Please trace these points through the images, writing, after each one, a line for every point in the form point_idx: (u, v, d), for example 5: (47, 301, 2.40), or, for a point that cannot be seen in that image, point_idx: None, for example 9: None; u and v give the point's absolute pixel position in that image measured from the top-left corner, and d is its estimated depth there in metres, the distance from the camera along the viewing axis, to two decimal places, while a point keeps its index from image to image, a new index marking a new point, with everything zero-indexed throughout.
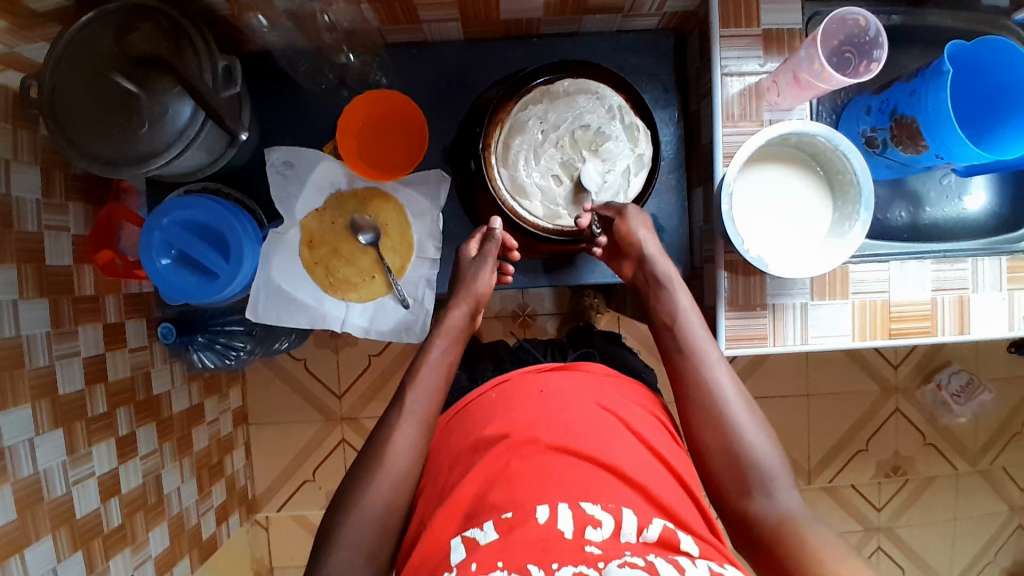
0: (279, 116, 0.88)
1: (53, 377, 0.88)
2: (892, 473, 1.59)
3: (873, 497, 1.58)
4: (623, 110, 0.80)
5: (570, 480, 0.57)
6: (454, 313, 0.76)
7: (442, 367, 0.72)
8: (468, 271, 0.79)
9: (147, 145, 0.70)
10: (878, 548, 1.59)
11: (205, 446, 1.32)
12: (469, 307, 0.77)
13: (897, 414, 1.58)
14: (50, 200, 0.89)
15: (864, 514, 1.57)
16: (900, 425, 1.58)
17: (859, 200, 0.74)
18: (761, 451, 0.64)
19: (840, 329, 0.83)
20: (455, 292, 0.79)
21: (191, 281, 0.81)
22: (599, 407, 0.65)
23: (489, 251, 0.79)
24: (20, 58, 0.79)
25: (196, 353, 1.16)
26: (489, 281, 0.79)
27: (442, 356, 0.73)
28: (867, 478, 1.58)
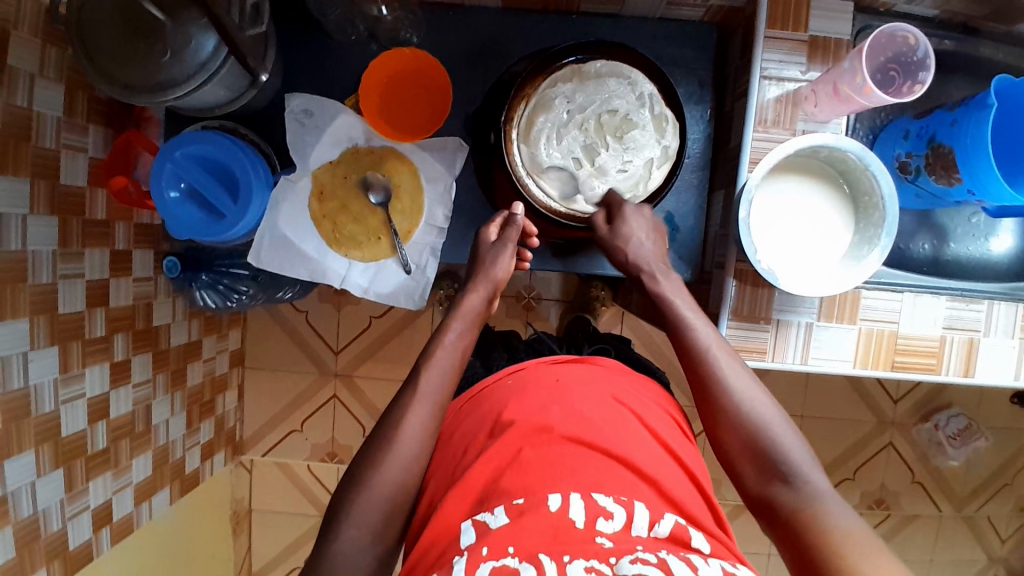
0: (304, 62, 0.87)
1: (54, 295, 0.89)
2: (874, 505, 1.57)
3: None
4: (654, 99, 0.78)
5: (583, 470, 0.56)
6: (471, 296, 0.77)
7: (456, 350, 0.72)
8: (488, 257, 0.79)
9: (166, 74, 0.69)
10: None
11: (199, 382, 1.33)
12: (486, 292, 0.77)
13: (889, 448, 1.56)
14: (72, 119, 0.89)
15: None
16: (891, 459, 1.56)
17: (882, 225, 0.71)
18: (783, 439, 0.63)
19: (841, 354, 0.81)
20: (474, 274, 0.79)
21: (196, 215, 0.81)
22: (614, 401, 0.65)
23: (510, 237, 0.79)
24: None
25: (199, 291, 1.15)
26: (506, 268, 0.79)
27: (457, 341, 0.73)
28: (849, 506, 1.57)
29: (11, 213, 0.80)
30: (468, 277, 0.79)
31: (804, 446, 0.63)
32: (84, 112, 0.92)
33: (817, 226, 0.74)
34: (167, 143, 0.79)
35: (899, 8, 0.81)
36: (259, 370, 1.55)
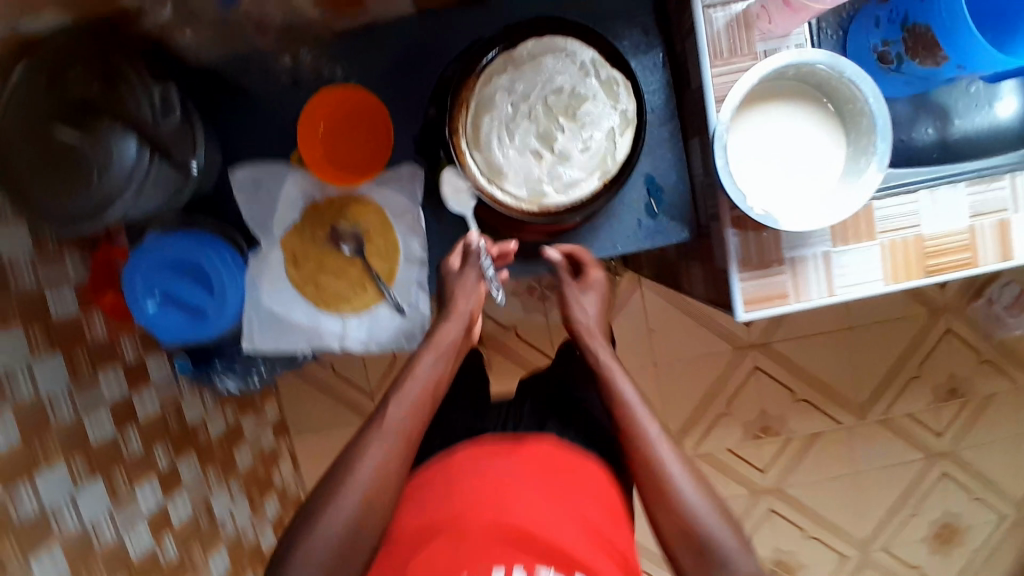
0: (239, 132, 0.83)
1: (82, 428, 0.87)
2: (949, 396, 1.50)
3: (931, 422, 1.50)
4: (597, 65, 0.72)
5: (472, 563, 0.62)
6: (448, 326, 0.76)
7: (429, 386, 0.72)
8: (456, 288, 0.77)
9: (97, 194, 0.65)
10: (943, 474, 1.53)
11: (251, 463, 1.33)
12: (464, 322, 0.77)
13: (949, 335, 1.49)
14: (44, 252, 0.85)
15: (922, 441, 1.50)
16: (954, 346, 1.49)
17: (873, 130, 0.65)
18: (711, 518, 0.65)
19: (869, 275, 0.75)
20: (445, 303, 0.77)
21: (180, 320, 0.80)
22: (531, 484, 0.68)
23: (477, 263, 0.77)
24: None
25: (219, 379, 1.11)
26: (477, 293, 0.78)
27: (430, 372, 0.73)
28: (922, 405, 1.50)
29: (14, 366, 0.78)
30: (440, 309, 0.78)
31: (733, 531, 0.65)
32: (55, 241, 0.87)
33: (804, 174, 0.68)
34: (129, 258, 0.78)
35: None
36: (303, 433, 1.55)
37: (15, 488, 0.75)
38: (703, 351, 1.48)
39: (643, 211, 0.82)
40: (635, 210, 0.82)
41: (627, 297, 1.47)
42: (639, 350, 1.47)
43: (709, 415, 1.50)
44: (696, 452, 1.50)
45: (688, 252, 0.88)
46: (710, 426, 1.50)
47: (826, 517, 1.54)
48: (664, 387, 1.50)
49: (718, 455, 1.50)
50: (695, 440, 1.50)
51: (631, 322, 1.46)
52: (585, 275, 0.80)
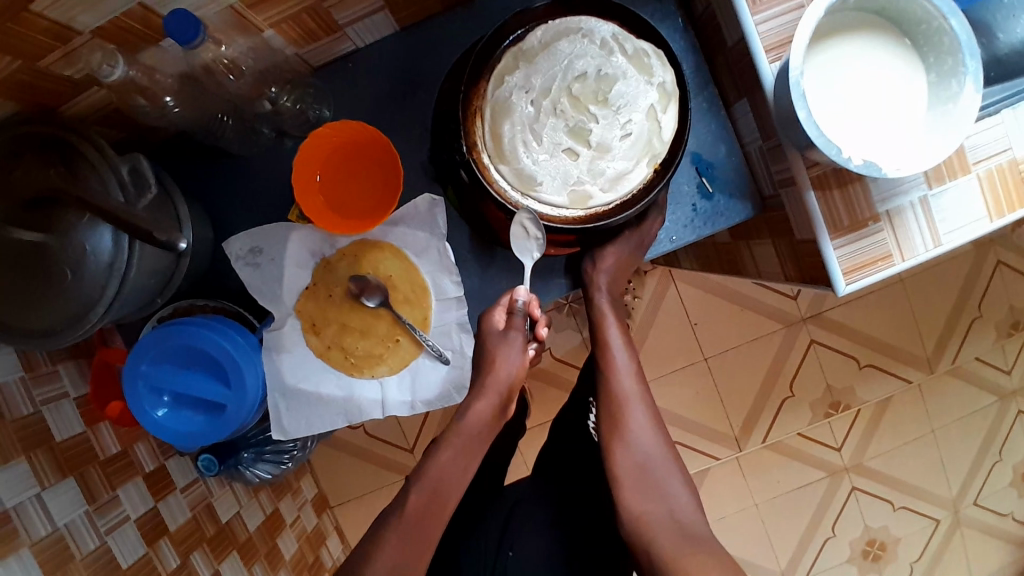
0: (226, 197, 0.73)
1: (109, 555, 0.74)
2: (1014, 331, 1.39)
3: (1000, 361, 1.38)
4: (620, 39, 0.63)
5: None
6: (481, 403, 0.69)
7: (452, 474, 0.69)
8: (494, 355, 0.69)
9: (78, 299, 0.55)
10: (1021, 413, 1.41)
11: (297, 548, 1.15)
12: (498, 397, 0.70)
13: (1001, 267, 1.37)
14: (36, 370, 0.72)
15: (995, 382, 1.38)
16: (1009, 277, 1.37)
17: (958, 48, 0.55)
18: (671, 488, 0.70)
19: (969, 214, 0.64)
20: (481, 373, 0.70)
21: (198, 420, 0.69)
22: None
23: (518, 327, 0.68)
24: None
25: (251, 469, 1.02)
26: (518, 363, 0.69)
27: (451, 458, 0.69)
28: (988, 345, 1.38)
29: (23, 500, 0.66)
30: (476, 375, 0.71)
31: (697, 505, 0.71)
32: (45, 355, 0.75)
33: (886, 115, 0.58)
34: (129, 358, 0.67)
35: None
36: (345, 503, 1.41)
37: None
38: (753, 333, 1.35)
39: (694, 193, 0.72)
40: (685, 196, 0.73)
41: (659, 292, 1.35)
42: (682, 346, 1.35)
43: (775, 397, 1.36)
44: (764, 444, 1.37)
45: (755, 227, 0.77)
46: (777, 411, 1.36)
47: (916, 486, 1.40)
48: (721, 376, 1.35)
49: (789, 441, 1.36)
50: (760, 432, 1.36)
51: (671, 317, 1.34)
52: (602, 255, 0.74)
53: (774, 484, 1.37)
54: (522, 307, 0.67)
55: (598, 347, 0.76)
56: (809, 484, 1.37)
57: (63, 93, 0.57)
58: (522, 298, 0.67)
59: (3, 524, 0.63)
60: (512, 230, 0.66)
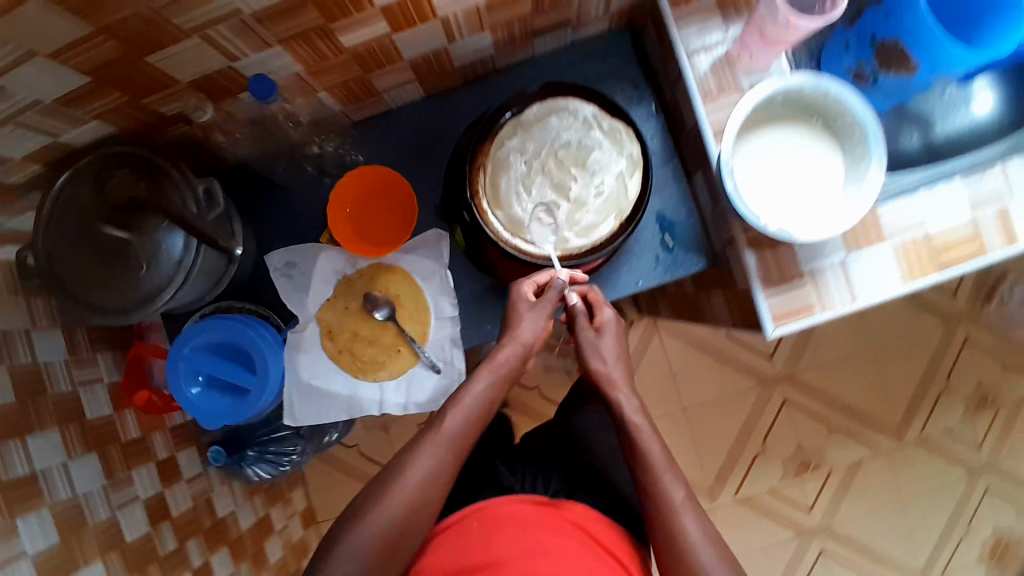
0: (268, 219, 0.88)
1: (117, 527, 0.84)
2: (982, 406, 1.48)
3: (970, 436, 1.48)
4: (599, 117, 0.79)
5: None
6: (505, 352, 0.74)
7: (485, 408, 0.72)
8: (522, 316, 0.75)
9: (151, 285, 0.70)
10: (992, 489, 1.49)
11: (281, 556, 1.25)
12: (519, 350, 0.74)
13: (969, 343, 1.49)
14: (78, 356, 0.87)
15: (965, 457, 1.47)
16: (977, 354, 1.48)
17: (867, 139, 0.70)
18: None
19: (886, 278, 0.77)
20: (505, 332, 0.76)
21: (224, 402, 0.81)
22: None
23: (549, 299, 0.76)
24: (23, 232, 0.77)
25: (251, 468, 1.15)
26: (540, 327, 0.75)
27: (483, 392, 0.73)
28: (958, 417, 1.48)
29: (51, 466, 0.77)
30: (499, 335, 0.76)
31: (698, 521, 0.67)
32: (88, 344, 0.90)
33: (810, 187, 0.73)
34: (175, 343, 0.80)
35: None
36: (335, 520, 1.49)
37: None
38: (730, 388, 1.46)
39: (659, 246, 0.86)
40: (652, 248, 0.86)
41: (644, 341, 1.46)
42: (663, 395, 1.45)
43: (748, 452, 1.45)
44: (736, 497, 1.45)
45: (710, 280, 0.91)
46: (749, 464, 1.45)
47: (881, 552, 1.46)
48: (698, 426, 1.45)
49: (761, 496, 1.45)
50: (733, 485, 1.45)
51: (653, 367, 1.46)
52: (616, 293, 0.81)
53: (744, 538, 1.44)
54: (554, 287, 0.76)
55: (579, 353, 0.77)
56: (778, 541, 1.44)
57: (152, 127, 0.73)
58: (558, 279, 0.76)
59: (31, 483, 0.74)
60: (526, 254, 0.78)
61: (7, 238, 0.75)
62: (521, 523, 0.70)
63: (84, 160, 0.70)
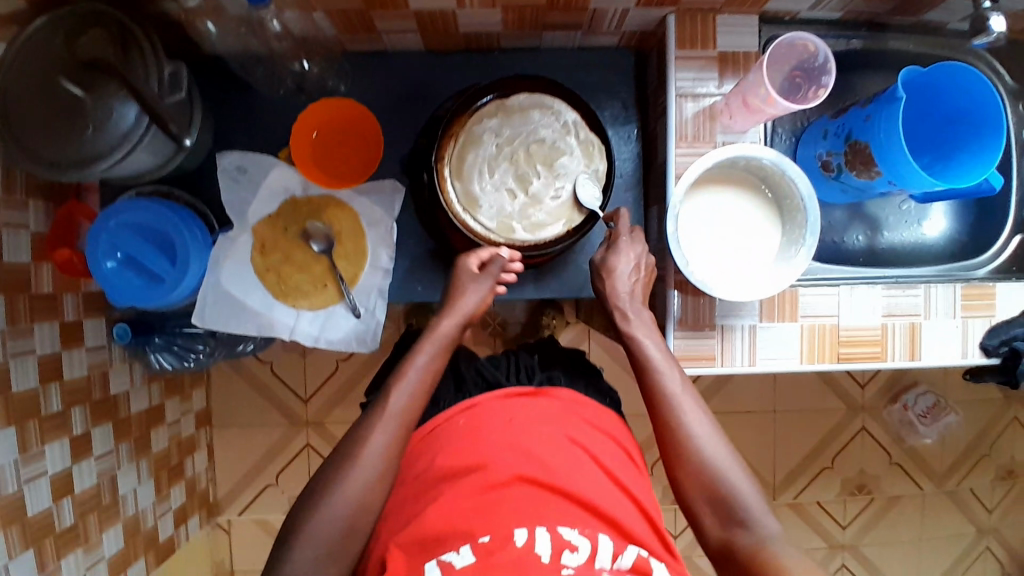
0: (233, 120, 0.87)
1: (6, 373, 0.85)
2: (857, 491, 1.60)
3: (838, 513, 1.60)
4: (578, 126, 0.81)
5: None
6: (445, 323, 0.74)
7: (427, 377, 0.71)
8: (466, 285, 0.77)
9: (90, 149, 0.68)
10: (843, 565, 1.61)
11: (165, 446, 1.27)
12: (460, 322, 0.75)
13: (863, 433, 1.60)
14: (9, 197, 0.87)
15: (829, 531, 1.59)
16: (867, 443, 1.60)
17: (805, 226, 0.74)
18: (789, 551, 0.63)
19: (787, 352, 0.83)
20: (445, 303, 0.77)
21: (137, 283, 0.79)
22: None
23: (492, 273, 0.78)
24: None
25: (154, 354, 1.14)
26: (483, 302, 0.77)
27: (426, 364, 0.71)
28: (833, 495, 1.60)
29: None
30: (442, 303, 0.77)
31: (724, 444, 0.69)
32: (23, 188, 0.89)
33: (744, 252, 0.76)
34: (103, 213, 0.78)
35: (802, 15, 0.84)
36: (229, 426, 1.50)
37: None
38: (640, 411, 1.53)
39: None
40: None
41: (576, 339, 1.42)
42: None
43: None
44: None
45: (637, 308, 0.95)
46: None
47: None
48: None
49: None
50: None
51: None
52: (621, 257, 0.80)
53: None
54: (508, 263, 0.78)
55: (601, 267, 0.80)
56: None
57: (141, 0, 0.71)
58: (512, 258, 0.79)
59: None
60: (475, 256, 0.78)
61: None
62: (509, 413, 0.72)
63: (63, 9, 0.69)
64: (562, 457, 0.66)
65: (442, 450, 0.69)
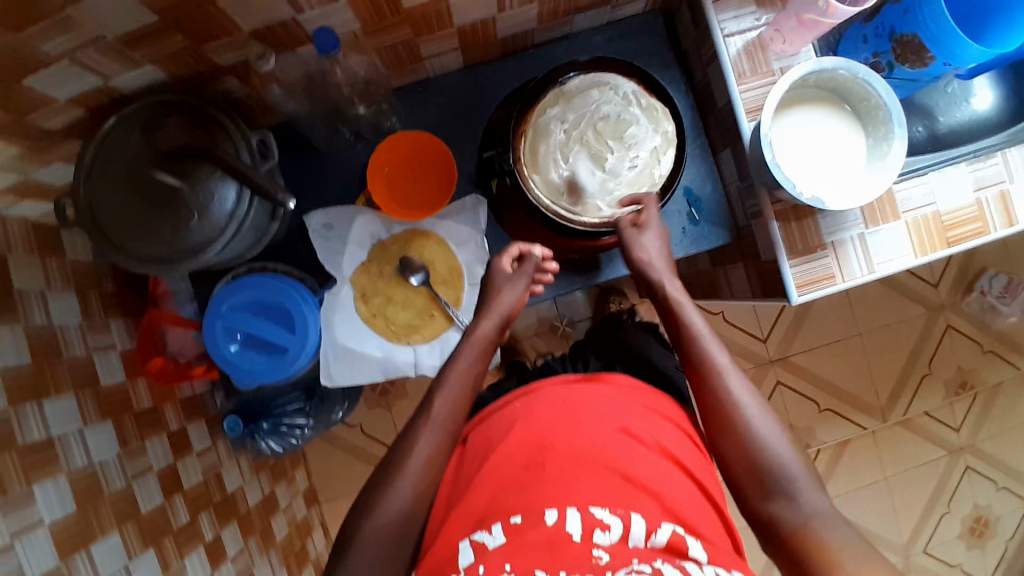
0: (301, 183, 0.90)
1: (132, 496, 0.83)
2: (961, 390, 1.58)
3: (949, 418, 1.57)
4: (638, 94, 0.82)
5: None
6: (483, 324, 0.80)
7: (467, 380, 0.75)
8: (502, 287, 0.81)
9: (200, 235, 0.70)
10: (969, 468, 1.59)
11: (286, 535, 1.23)
12: (498, 322, 0.80)
13: (949, 330, 1.58)
14: (92, 321, 0.86)
15: (945, 438, 1.57)
16: (956, 339, 1.58)
17: (890, 119, 0.75)
18: (805, 492, 0.65)
19: (900, 250, 0.83)
20: (484, 305, 0.82)
21: (261, 360, 0.81)
22: None
23: (527, 271, 0.83)
24: (37, 185, 0.74)
25: (263, 441, 1.13)
26: (520, 300, 0.82)
27: (470, 367, 0.76)
28: (938, 401, 1.57)
29: (68, 431, 0.76)
30: (481, 304, 0.82)
31: (765, 412, 0.70)
32: (101, 309, 0.89)
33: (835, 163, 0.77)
34: (211, 303, 0.80)
35: None
36: (334, 498, 1.49)
37: (73, 558, 0.71)
38: None
39: (685, 219, 0.91)
40: (679, 220, 0.90)
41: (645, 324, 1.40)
42: None
43: None
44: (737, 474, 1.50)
45: (730, 255, 0.96)
46: None
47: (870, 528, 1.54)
48: None
49: None
50: None
51: None
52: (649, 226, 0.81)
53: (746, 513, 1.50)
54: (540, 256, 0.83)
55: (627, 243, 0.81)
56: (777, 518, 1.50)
57: (205, 84, 0.74)
58: (546, 254, 0.84)
59: (48, 449, 0.72)
60: (501, 261, 0.83)
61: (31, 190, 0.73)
62: (562, 396, 0.73)
63: (131, 107, 0.70)
64: (606, 433, 0.67)
65: (513, 421, 0.71)
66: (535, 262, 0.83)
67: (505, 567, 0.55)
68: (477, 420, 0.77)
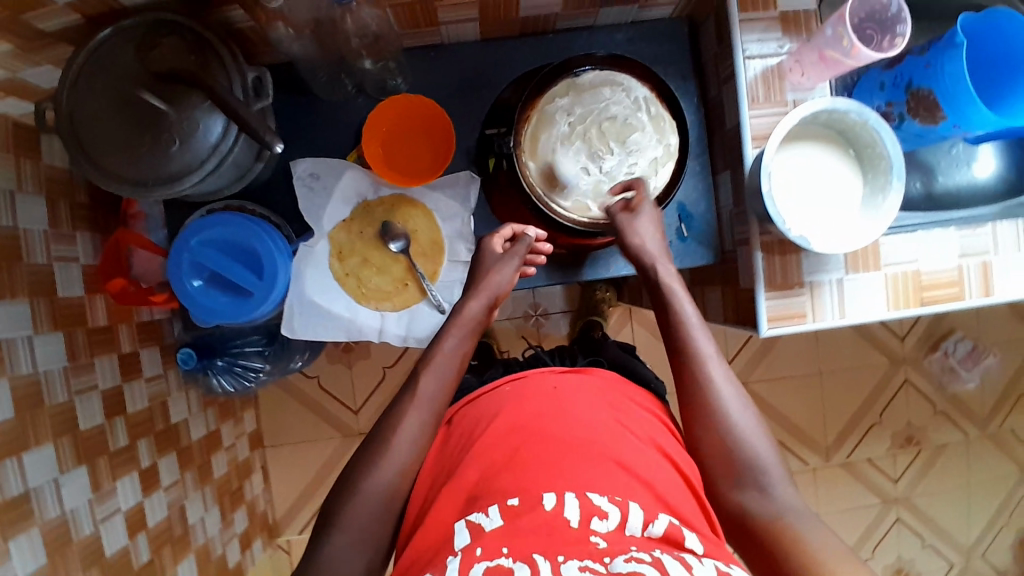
0: (295, 127, 0.87)
1: (72, 411, 0.81)
2: (905, 444, 1.62)
3: (888, 469, 1.61)
4: (649, 101, 0.81)
5: None
6: (472, 303, 0.78)
7: (454, 359, 0.73)
8: (491, 265, 0.80)
9: (180, 164, 0.68)
10: (897, 519, 1.63)
11: (225, 470, 1.24)
12: (487, 300, 0.79)
13: (907, 385, 1.61)
14: (58, 230, 0.83)
15: (880, 486, 1.61)
16: (911, 395, 1.61)
17: (890, 171, 0.75)
18: (778, 486, 0.64)
19: (874, 302, 0.84)
20: (475, 283, 0.80)
21: (223, 300, 0.79)
22: None
23: (517, 251, 0.81)
24: (22, 84, 0.71)
25: (216, 378, 1.11)
26: (510, 279, 0.80)
27: (455, 349, 0.74)
28: (882, 450, 1.61)
29: (16, 337, 0.73)
30: (470, 284, 0.81)
31: (749, 408, 0.69)
32: (69, 219, 0.86)
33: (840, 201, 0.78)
34: (179, 234, 0.78)
35: None
36: (280, 445, 1.48)
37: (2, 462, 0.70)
38: None
39: (674, 234, 0.90)
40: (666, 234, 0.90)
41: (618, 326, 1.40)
42: None
43: None
44: None
45: (710, 277, 0.96)
46: None
47: None
48: None
49: None
50: None
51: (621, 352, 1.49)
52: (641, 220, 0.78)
53: None
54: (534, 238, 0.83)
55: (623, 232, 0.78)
56: None
57: (210, 9, 0.71)
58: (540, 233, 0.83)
59: None
60: (493, 241, 0.82)
61: (12, 89, 0.70)
62: (552, 383, 0.74)
63: (128, 21, 0.67)
64: (599, 424, 0.68)
65: (495, 411, 0.70)
66: (528, 242, 0.82)
67: (501, 551, 0.55)
68: (466, 401, 0.77)
